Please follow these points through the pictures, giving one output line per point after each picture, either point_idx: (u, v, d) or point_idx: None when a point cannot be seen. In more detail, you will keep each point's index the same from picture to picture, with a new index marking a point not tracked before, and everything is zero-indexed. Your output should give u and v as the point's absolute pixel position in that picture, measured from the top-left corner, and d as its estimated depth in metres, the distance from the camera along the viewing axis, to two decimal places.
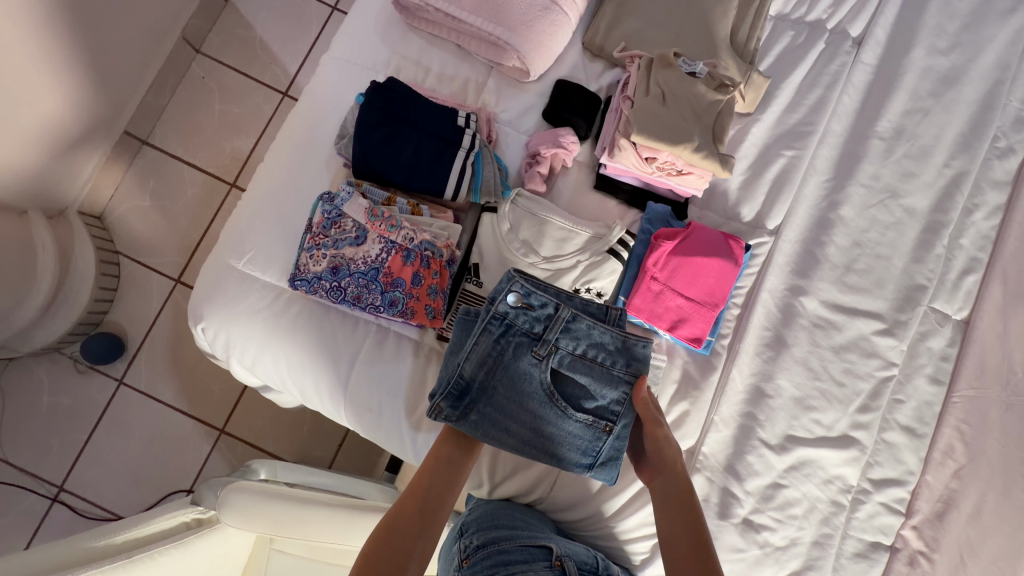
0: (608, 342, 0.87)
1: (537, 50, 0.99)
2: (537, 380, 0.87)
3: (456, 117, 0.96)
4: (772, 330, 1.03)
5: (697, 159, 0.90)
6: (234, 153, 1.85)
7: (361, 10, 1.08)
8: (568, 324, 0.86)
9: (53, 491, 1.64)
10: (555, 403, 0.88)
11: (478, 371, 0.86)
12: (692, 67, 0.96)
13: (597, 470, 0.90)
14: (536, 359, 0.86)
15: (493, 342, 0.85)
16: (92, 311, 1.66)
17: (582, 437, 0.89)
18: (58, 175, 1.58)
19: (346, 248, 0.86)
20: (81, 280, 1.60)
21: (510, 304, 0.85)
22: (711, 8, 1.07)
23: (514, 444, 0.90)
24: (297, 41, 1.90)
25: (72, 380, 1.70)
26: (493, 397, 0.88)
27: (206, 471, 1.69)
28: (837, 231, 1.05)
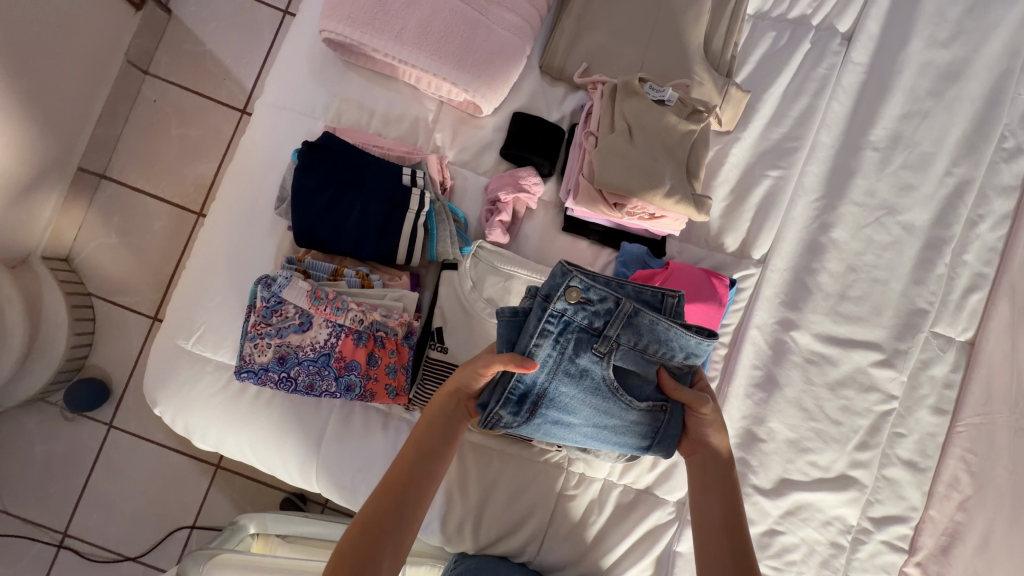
0: (671, 327, 0.74)
1: (489, 87, 0.90)
2: (601, 378, 0.75)
3: (403, 173, 0.87)
4: (763, 370, 0.96)
5: (669, 204, 0.81)
6: (197, 180, 1.73)
7: (290, 49, 0.97)
8: (633, 316, 0.73)
9: (57, 538, 1.62)
10: (619, 399, 0.76)
11: (540, 376, 0.74)
12: (660, 93, 0.85)
13: (658, 451, 0.79)
14: (596, 357, 0.74)
15: (550, 344, 0.73)
16: (70, 360, 1.60)
17: (643, 424, 0.78)
18: (20, 222, 1.49)
19: (292, 335, 0.79)
20: (55, 329, 1.55)
21: (569, 300, 0.71)
22: (681, 17, 0.96)
23: (577, 438, 0.80)
24: (249, 53, 1.77)
25: (61, 430, 1.66)
26: (553, 400, 0.76)
27: (206, 510, 1.67)
28: (829, 256, 0.97)
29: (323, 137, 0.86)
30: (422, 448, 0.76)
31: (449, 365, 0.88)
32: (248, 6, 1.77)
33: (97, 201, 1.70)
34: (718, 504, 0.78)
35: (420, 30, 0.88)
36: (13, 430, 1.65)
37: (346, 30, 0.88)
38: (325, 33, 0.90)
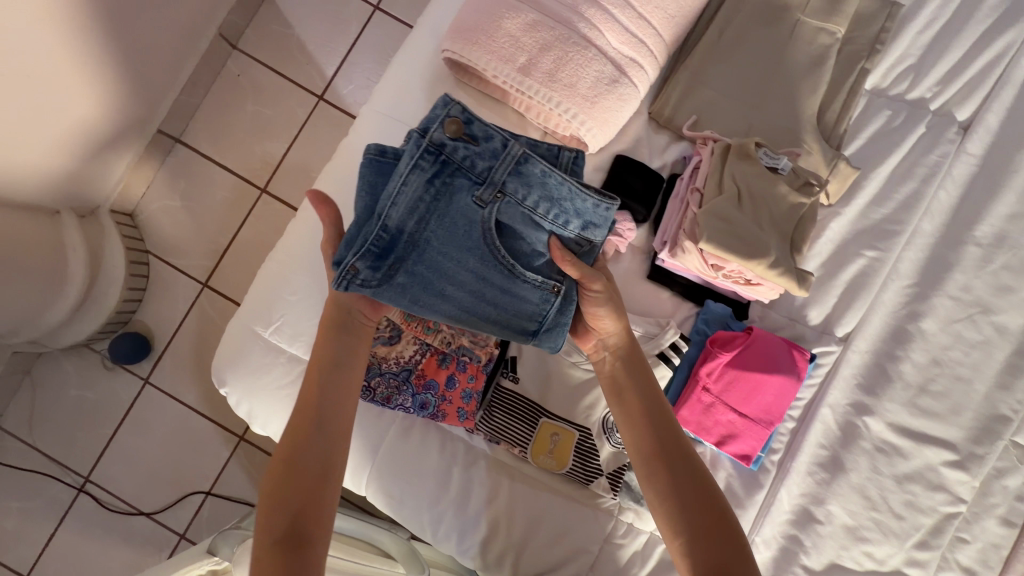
0: (561, 187, 0.72)
1: (599, 123, 0.88)
2: (478, 228, 0.71)
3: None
4: (830, 450, 0.94)
5: (771, 275, 0.80)
6: (264, 158, 1.69)
7: (405, 60, 0.99)
8: (523, 163, 0.70)
9: (78, 482, 1.56)
10: (502, 262, 0.72)
11: (410, 220, 0.68)
12: (775, 160, 0.84)
13: (543, 336, 0.76)
14: (477, 202, 0.70)
15: (425, 182, 0.68)
16: (119, 314, 1.56)
17: (528, 300, 0.75)
18: (92, 174, 1.46)
19: (378, 346, 0.79)
20: (109, 282, 1.51)
21: (448, 132, 0.69)
22: (798, 84, 0.95)
23: (450, 312, 0.72)
24: (334, 40, 1.72)
25: (99, 378, 1.60)
26: (427, 254, 0.70)
27: (222, 480, 1.59)
28: (915, 346, 0.95)
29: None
30: (326, 373, 0.70)
31: (519, 397, 0.88)
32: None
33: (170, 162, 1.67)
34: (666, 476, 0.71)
35: (530, 55, 0.86)
36: (52, 371, 1.59)
37: (466, 52, 0.89)
38: (447, 52, 0.92)
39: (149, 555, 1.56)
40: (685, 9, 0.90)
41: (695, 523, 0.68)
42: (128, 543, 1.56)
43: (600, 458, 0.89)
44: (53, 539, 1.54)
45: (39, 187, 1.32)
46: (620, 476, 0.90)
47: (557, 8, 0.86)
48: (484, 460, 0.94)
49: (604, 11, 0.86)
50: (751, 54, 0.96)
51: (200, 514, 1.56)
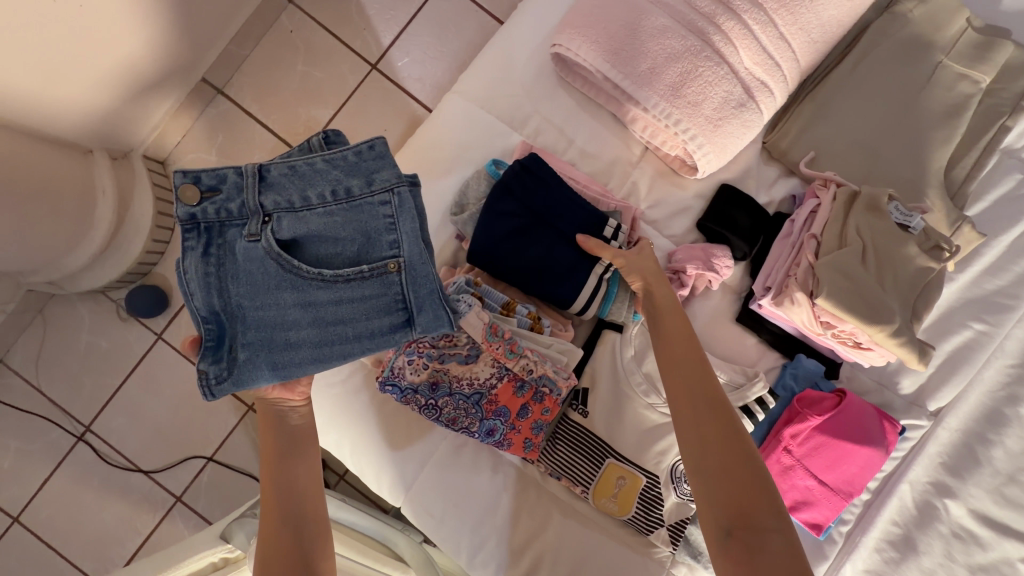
0: (336, 170, 0.59)
1: (717, 150, 0.81)
2: (269, 259, 0.57)
3: (603, 223, 0.79)
4: (902, 528, 0.89)
5: (890, 344, 0.73)
6: (309, 124, 1.43)
7: (505, 44, 0.90)
8: (263, 176, 0.58)
9: (78, 430, 1.35)
10: (314, 274, 0.58)
11: (210, 300, 0.58)
12: (907, 217, 0.77)
13: (418, 319, 0.58)
14: (250, 240, 0.57)
15: (201, 259, 0.57)
16: (140, 266, 1.33)
17: (371, 296, 0.58)
18: (134, 111, 1.24)
19: (453, 365, 0.73)
20: (135, 232, 1.28)
21: (187, 202, 0.57)
22: (931, 133, 0.87)
23: (311, 355, 0.59)
24: (396, 7, 1.43)
25: (112, 329, 1.38)
26: (250, 316, 0.59)
27: (228, 447, 1.37)
28: (1010, 431, 0.88)
29: (533, 157, 0.79)
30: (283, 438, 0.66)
31: (587, 432, 0.82)
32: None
33: (213, 103, 1.42)
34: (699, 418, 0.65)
35: (655, 64, 0.78)
36: (54, 321, 1.37)
37: (582, 48, 0.80)
38: (557, 46, 0.83)
39: (143, 513, 1.35)
40: (826, 36, 0.82)
41: (724, 470, 0.62)
42: (122, 498, 1.36)
43: (663, 508, 0.83)
44: (44, 485, 1.34)
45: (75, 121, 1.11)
46: (682, 529, 0.84)
47: (692, 15, 0.78)
48: (535, 490, 0.88)
49: (743, 25, 0.77)
50: (886, 92, 0.87)
51: (201, 478, 1.37)
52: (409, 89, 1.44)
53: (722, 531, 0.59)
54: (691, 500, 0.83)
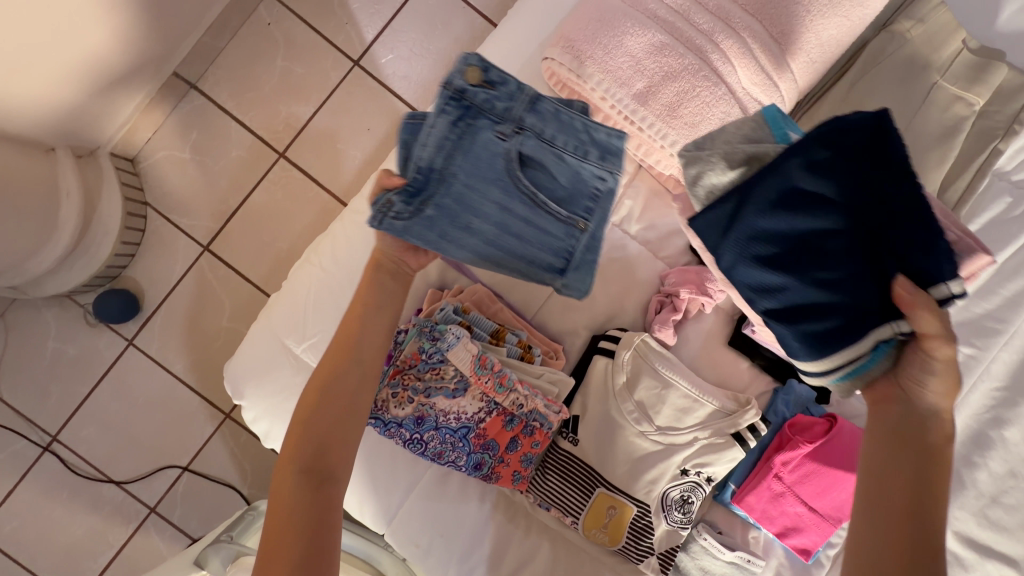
0: (582, 128, 0.62)
1: None
2: (501, 161, 0.59)
3: (943, 279, 0.50)
4: None
5: None
6: (288, 120, 1.34)
7: (495, 55, 0.86)
8: (535, 100, 0.60)
9: (43, 440, 1.28)
10: (525, 193, 0.60)
11: (433, 157, 0.57)
12: None
13: (572, 274, 0.64)
14: (498, 137, 0.59)
15: (447, 123, 0.57)
16: (109, 269, 1.25)
17: (553, 236, 0.63)
18: (102, 105, 1.16)
19: (440, 399, 0.69)
20: (103, 233, 1.20)
21: (468, 79, 0.58)
22: (925, 156, 0.86)
23: (474, 250, 0.61)
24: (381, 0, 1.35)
25: (78, 336, 1.30)
26: (454, 187, 0.58)
27: (204, 456, 1.32)
28: (994, 454, 0.89)
29: (842, 121, 0.54)
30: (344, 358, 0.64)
31: (577, 461, 0.80)
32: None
33: (186, 95, 1.32)
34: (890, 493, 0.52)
35: (650, 82, 0.76)
36: (16, 325, 1.29)
37: (576, 62, 0.77)
38: (549, 60, 0.79)
39: (115, 527, 1.29)
40: (826, 55, 0.80)
41: None
42: (92, 511, 1.29)
43: (654, 536, 0.81)
44: (8, 497, 1.27)
45: (38, 118, 1.03)
46: (672, 556, 0.83)
47: (690, 32, 0.76)
48: (525, 518, 0.86)
49: (741, 44, 0.75)
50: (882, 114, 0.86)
51: (177, 488, 1.31)
52: (393, 86, 1.36)
53: None
54: (681, 528, 0.81)
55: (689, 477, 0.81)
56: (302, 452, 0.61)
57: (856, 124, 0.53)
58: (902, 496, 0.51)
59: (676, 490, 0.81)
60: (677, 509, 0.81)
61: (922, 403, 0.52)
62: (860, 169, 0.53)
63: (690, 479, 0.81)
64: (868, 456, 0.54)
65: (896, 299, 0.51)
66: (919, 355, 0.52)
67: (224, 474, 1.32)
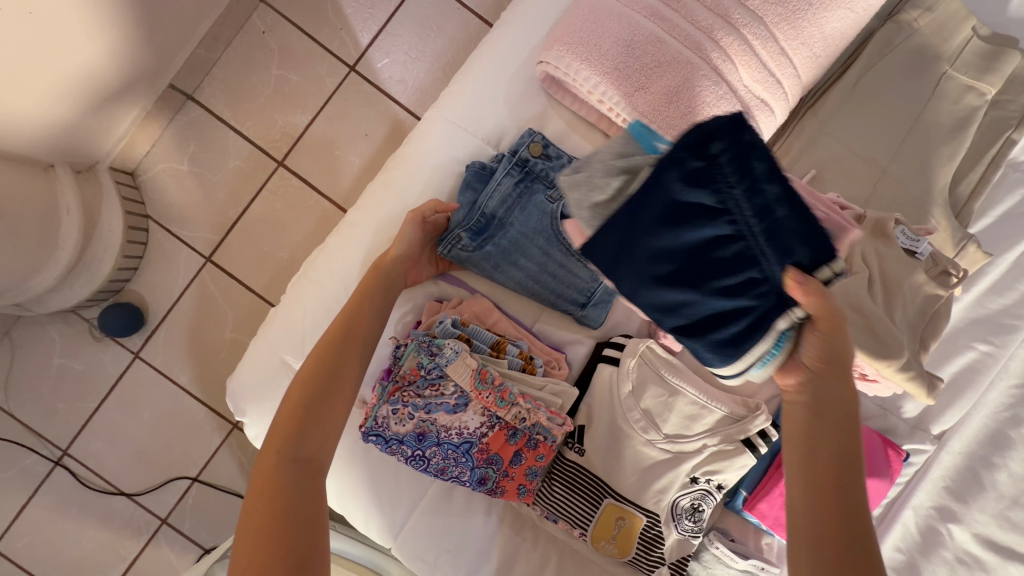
0: None
1: None
2: (548, 218, 0.76)
3: (825, 262, 0.49)
4: (906, 555, 0.87)
5: (897, 377, 0.71)
6: (286, 129, 1.33)
7: (489, 59, 0.84)
8: None
9: (53, 455, 1.28)
10: (564, 242, 0.76)
11: (496, 207, 0.75)
12: (915, 244, 0.73)
13: (592, 308, 0.77)
14: (548, 199, 0.76)
15: (512, 183, 0.75)
16: (111, 283, 1.25)
17: (580, 278, 0.77)
18: (99, 120, 1.14)
19: (440, 415, 0.68)
20: (104, 248, 1.19)
21: (532, 152, 0.77)
22: (936, 148, 0.83)
23: (515, 277, 0.76)
24: (376, 5, 1.33)
25: (84, 350, 1.30)
26: (510, 232, 0.76)
27: (213, 467, 1.31)
28: (1014, 453, 0.86)
29: (702, 125, 0.51)
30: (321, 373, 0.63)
31: (584, 472, 0.78)
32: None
33: (182, 107, 1.31)
34: (816, 473, 0.52)
35: (649, 83, 0.74)
36: (21, 341, 1.29)
37: (572, 66, 0.75)
38: (545, 64, 0.78)
39: (127, 540, 1.29)
40: (831, 48, 0.77)
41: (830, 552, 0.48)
42: (104, 525, 1.29)
43: (664, 546, 0.80)
44: (21, 513, 1.27)
45: (35, 137, 1.01)
46: (685, 565, 0.80)
47: (689, 30, 0.73)
48: (532, 529, 0.84)
49: (743, 40, 0.73)
50: (889, 108, 0.84)
51: (187, 500, 1.30)
52: (389, 91, 1.34)
53: None
54: (692, 536, 0.80)
55: (699, 485, 0.79)
56: (300, 432, 0.59)
57: (716, 128, 0.51)
58: (826, 474, 0.52)
59: (686, 498, 0.79)
60: (687, 517, 0.79)
61: (837, 376, 0.55)
62: (746, 177, 0.50)
63: (699, 487, 0.80)
64: (796, 430, 0.56)
65: (786, 288, 0.51)
66: (820, 337, 0.54)
67: (234, 484, 1.31)
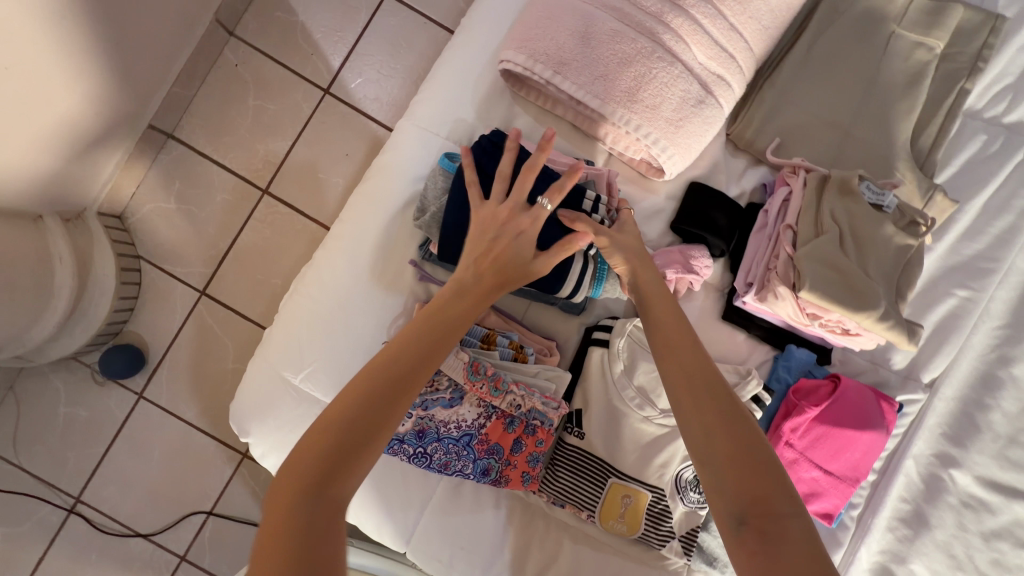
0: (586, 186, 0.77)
1: (683, 150, 0.79)
2: None
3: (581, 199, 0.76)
4: (911, 504, 0.88)
5: (877, 329, 0.72)
6: (268, 157, 1.35)
7: (454, 65, 0.87)
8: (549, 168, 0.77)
9: (68, 503, 1.28)
10: None
11: None
12: (880, 197, 0.76)
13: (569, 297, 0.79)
14: None
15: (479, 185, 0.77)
16: (110, 326, 1.26)
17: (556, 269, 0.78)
18: (84, 168, 1.16)
19: (438, 410, 0.70)
20: (99, 292, 1.21)
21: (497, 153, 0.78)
22: (893, 105, 0.86)
23: None
24: (345, 29, 1.37)
25: (88, 396, 1.31)
26: None
27: (226, 498, 1.31)
28: (1005, 393, 0.88)
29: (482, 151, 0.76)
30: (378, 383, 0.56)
31: (586, 454, 0.79)
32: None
33: (164, 147, 1.34)
34: (710, 441, 0.56)
35: (605, 70, 0.76)
36: (24, 394, 1.29)
37: (529, 62, 0.78)
38: (506, 62, 0.80)
39: None
40: (778, 20, 0.80)
41: (719, 421, 0.57)
42: (124, 567, 1.29)
43: (673, 520, 0.81)
44: (40, 565, 1.27)
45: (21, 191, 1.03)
46: (695, 538, 0.82)
47: (638, 15, 0.76)
48: (543, 519, 0.85)
49: (692, 21, 0.76)
50: (842, 71, 0.86)
51: (204, 534, 1.31)
52: (366, 110, 1.37)
53: (734, 520, 0.52)
54: (699, 508, 0.81)
55: None
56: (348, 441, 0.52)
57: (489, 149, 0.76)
58: (722, 436, 0.56)
59: (689, 471, 0.81)
60: (691, 489, 0.81)
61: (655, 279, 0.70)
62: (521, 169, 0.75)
63: None
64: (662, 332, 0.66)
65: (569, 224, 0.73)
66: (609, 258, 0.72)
67: (250, 513, 1.32)
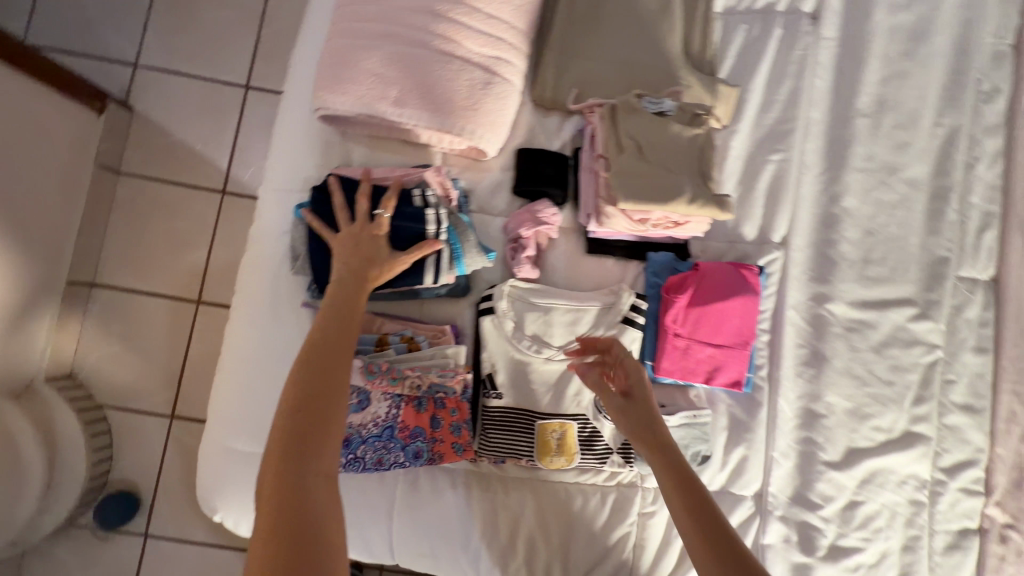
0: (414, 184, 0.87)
1: (492, 128, 0.91)
2: None
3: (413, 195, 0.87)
4: (808, 346, 0.98)
5: (693, 210, 0.84)
6: (190, 269, 1.40)
7: (284, 129, 0.97)
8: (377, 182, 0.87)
9: None
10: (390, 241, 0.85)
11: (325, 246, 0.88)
12: (659, 105, 0.88)
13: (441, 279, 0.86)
14: None
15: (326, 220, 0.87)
16: (94, 481, 1.27)
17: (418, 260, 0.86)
18: (10, 350, 1.16)
19: (352, 416, 0.78)
20: (65, 454, 1.23)
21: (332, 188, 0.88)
22: (657, 28, 0.99)
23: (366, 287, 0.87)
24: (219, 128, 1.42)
25: (89, 556, 1.31)
26: None
27: None
28: (845, 225, 1.00)
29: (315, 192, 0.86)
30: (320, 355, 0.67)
31: (508, 408, 0.88)
32: (217, 53, 1.43)
33: (90, 294, 1.36)
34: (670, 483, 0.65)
35: (400, 87, 0.87)
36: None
37: (335, 103, 0.88)
38: (320, 109, 0.90)
39: None
40: None
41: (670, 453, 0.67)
42: None
43: (606, 438, 0.90)
44: None
45: None
46: (631, 446, 0.91)
47: (410, 34, 0.88)
48: (500, 481, 0.92)
49: (454, 22, 0.88)
50: (607, 16, 0.99)
51: None
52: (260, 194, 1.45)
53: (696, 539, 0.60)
54: None
55: None
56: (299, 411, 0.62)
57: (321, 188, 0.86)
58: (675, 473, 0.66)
59: None
60: None
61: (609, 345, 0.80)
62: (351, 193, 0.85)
63: None
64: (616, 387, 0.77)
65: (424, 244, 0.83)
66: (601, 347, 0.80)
67: None
